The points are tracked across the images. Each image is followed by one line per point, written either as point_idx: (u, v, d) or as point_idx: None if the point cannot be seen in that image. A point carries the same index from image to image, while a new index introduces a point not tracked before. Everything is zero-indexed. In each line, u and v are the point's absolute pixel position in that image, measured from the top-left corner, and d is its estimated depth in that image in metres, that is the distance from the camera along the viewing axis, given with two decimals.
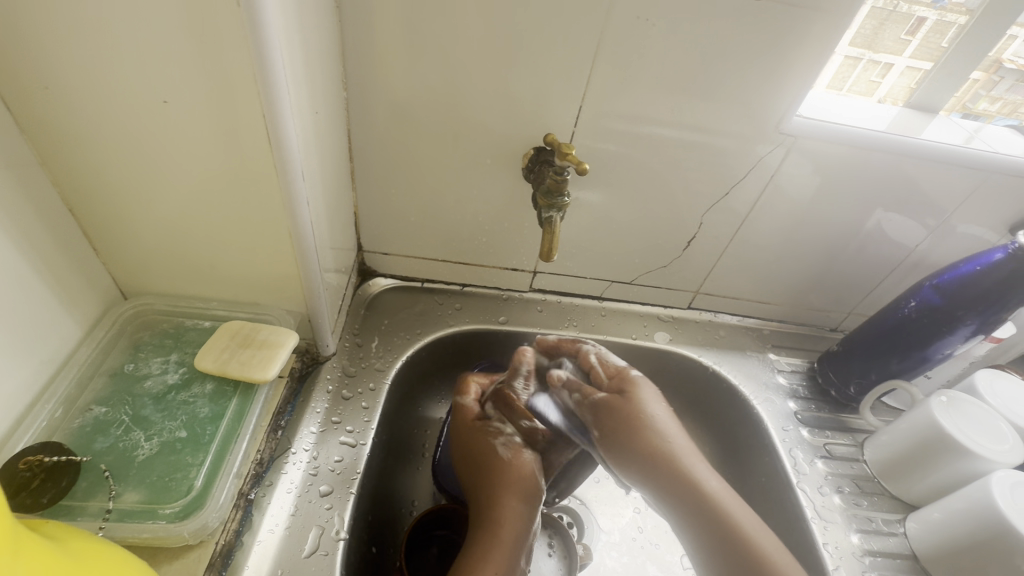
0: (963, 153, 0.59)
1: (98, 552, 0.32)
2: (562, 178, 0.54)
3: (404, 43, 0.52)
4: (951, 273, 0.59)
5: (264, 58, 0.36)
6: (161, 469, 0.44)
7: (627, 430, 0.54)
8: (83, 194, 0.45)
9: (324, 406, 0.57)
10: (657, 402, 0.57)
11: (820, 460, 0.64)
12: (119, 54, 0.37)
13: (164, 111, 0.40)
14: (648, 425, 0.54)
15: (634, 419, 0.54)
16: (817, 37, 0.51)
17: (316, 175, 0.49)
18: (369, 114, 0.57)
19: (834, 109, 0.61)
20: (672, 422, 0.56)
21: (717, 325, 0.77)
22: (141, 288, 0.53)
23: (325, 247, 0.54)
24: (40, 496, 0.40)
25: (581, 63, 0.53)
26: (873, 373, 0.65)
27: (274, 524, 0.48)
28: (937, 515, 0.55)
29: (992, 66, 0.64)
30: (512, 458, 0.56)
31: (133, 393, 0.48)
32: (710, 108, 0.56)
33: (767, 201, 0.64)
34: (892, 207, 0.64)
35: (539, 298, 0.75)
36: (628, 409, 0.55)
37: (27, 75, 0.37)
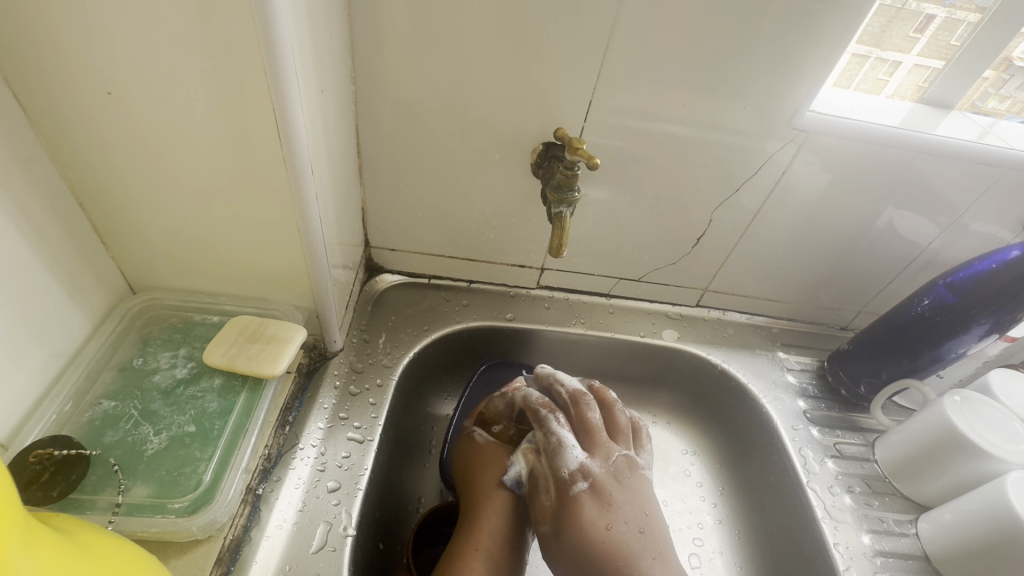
0: (978, 150, 0.58)
1: (102, 539, 0.33)
2: (572, 174, 0.53)
3: (413, 38, 0.51)
4: (965, 271, 0.57)
5: (272, 48, 0.35)
6: (170, 464, 0.44)
7: (579, 540, 0.50)
8: (93, 189, 0.45)
9: (332, 401, 0.57)
10: (619, 518, 0.51)
11: (830, 459, 0.63)
12: (129, 48, 0.36)
13: (174, 104, 0.39)
14: (598, 535, 0.50)
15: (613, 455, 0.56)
16: (831, 32, 0.50)
17: (325, 170, 0.49)
18: (377, 109, 0.57)
19: (847, 105, 0.61)
20: (629, 530, 0.51)
21: (725, 323, 0.77)
22: (150, 282, 0.53)
23: (333, 242, 0.54)
24: (50, 489, 0.40)
25: (592, 57, 0.52)
26: (885, 372, 0.65)
27: (282, 520, 0.48)
28: (950, 516, 0.55)
29: (1002, 64, 0.62)
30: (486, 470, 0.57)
31: (142, 387, 0.48)
32: (722, 103, 0.55)
33: (778, 197, 0.63)
34: (905, 204, 0.63)
35: (546, 295, 0.75)
36: (589, 538, 0.50)
37: (36, 68, 0.37)
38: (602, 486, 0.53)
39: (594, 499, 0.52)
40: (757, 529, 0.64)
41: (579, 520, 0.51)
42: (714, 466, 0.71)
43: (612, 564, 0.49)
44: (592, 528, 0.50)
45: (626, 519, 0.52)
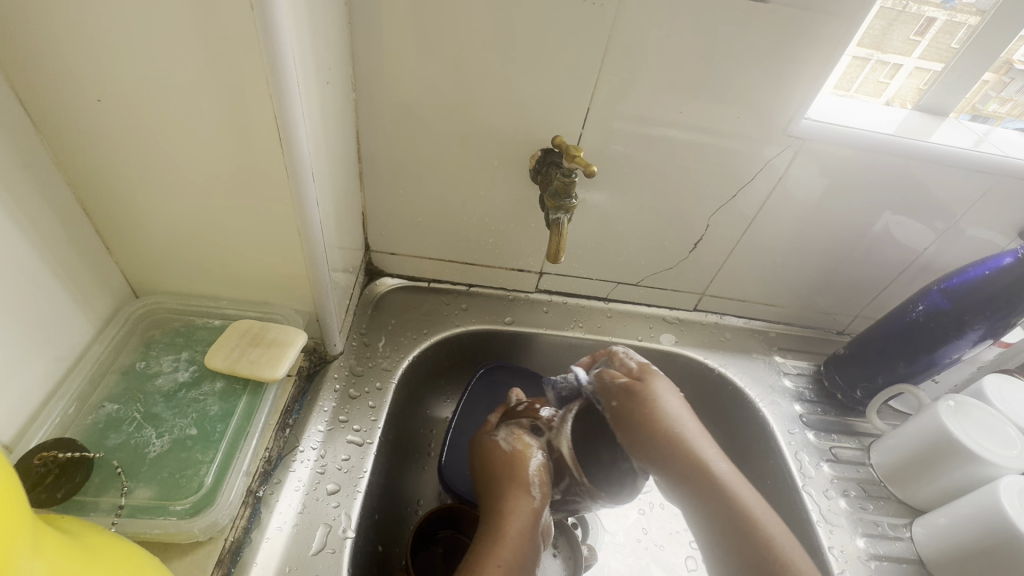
0: (972, 157, 0.59)
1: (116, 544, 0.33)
2: (570, 180, 0.54)
3: (413, 46, 0.52)
4: (960, 277, 0.58)
5: (275, 58, 0.36)
6: (172, 466, 0.45)
7: (638, 417, 0.54)
8: (97, 195, 0.45)
9: (332, 404, 0.58)
10: (670, 391, 0.56)
11: (826, 463, 0.64)
12: (134, 57, 0.37)
13: (178, 112, 0.40)
14: (655, 410, 0.54)
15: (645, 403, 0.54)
16: (825, 40, 0.51)
17: (326, 176, 0.50)
18: (378, 115, 0.57)
19: (843, 112, 0.61)
20: (694, 425, 0.54)
21: (722, 327, 0.77)
22: (153, 286, 0.54)
23: (333, 247, 0.54)
24: (55, 491, 0.40)
25: (589, 65, 0.53)
26: (880, 377, 0.65)
27: (282, 522, 0.48)
28: (944, 520, 0.55)
29: (1003, 67, 0.63)
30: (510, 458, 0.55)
31: (145, 390, 0.49)
32: (718, 110, 0.56)
33: (774, 203, 0.64)
34: (900, 210, 0.64)
35: (544, 299, 0.75)
36: (641, 416, 0.53)
37: (43, 77, 0.38)
38: (643, 376, 0.56)
39: (656, 388, 0.55)
40: None
41: (638, 401, 0.54)
42: None
43: (676, 443, 0.52)
44: (647, 405, 0.54)
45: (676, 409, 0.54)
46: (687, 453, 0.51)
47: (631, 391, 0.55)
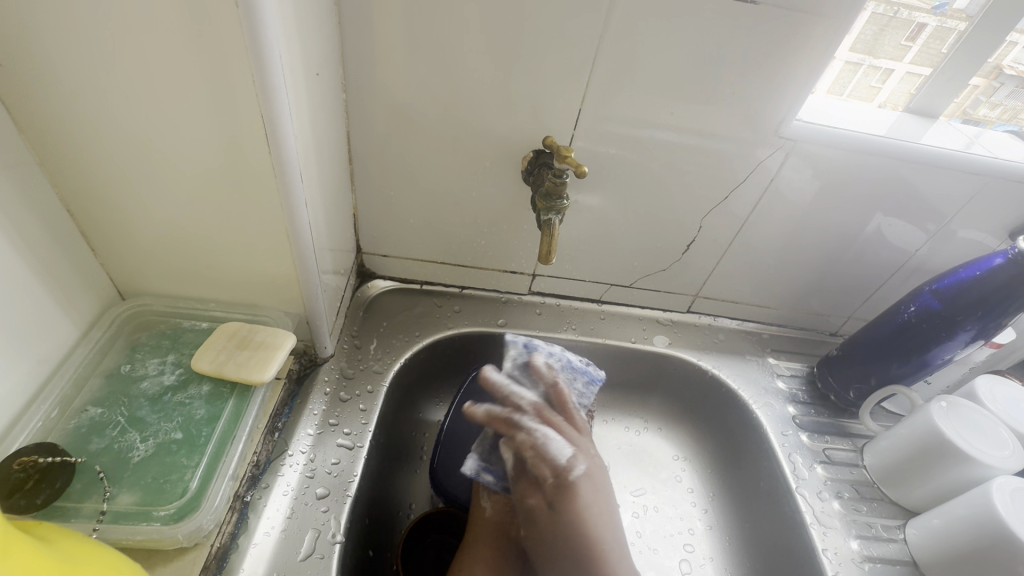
0: (963, 158, 0.59)
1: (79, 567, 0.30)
2: (561, 181, 0.54)
3: (404, 47, 0.52)
4: (951, 277, 0.59)
5: (262, 57, 0.36)
6: (156, 471, 0.44)
7: (560, 528, 0.52)
8: (82, 196, 0.45)
9: (322, 408, 0.57)
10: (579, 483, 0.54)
11: (820, 465, 0.63)
12: (118, 55, 0.37)
13: (164, 111, 0.40)
14: (585, 523, 0.52)
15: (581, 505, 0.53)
16: (816, 42, 0.51)
17: (315, 177, 0.49)
18: (369, 116, 0.57)
19: (835, 114, 0.61)
20: (614, 541, 0.52)
21: (716, 329, 0.77)
22: (139, 288, 0.53)
23: (323, 248, 0.54)
24: (34, 497, 0.39)
25: (581, 66, 0.53)
26: (873, 378, 0.65)
27: (270, 527, 0.47)
28: (938, 521, 0.55)
29: (993, 72, 0.64)
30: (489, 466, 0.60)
31: (130, 394, 0.48)
32: (711, 110, 0.56)
33: (766, 204, 0.64)
34: (892, 211, 0.64)
35: (537, 301, 0.75)
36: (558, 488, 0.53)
37: (26, 75, 0.38)
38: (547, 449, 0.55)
39: (577, 486, 0.53)
40: (747, 533, 0.65)
41: (570, 510, 0.52)
42: (705, 471, 0.71)
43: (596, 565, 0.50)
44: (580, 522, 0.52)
45: (605, 507, 0.54)
46: (599, 572, 0.50)
47: (568, 494, 0.53)
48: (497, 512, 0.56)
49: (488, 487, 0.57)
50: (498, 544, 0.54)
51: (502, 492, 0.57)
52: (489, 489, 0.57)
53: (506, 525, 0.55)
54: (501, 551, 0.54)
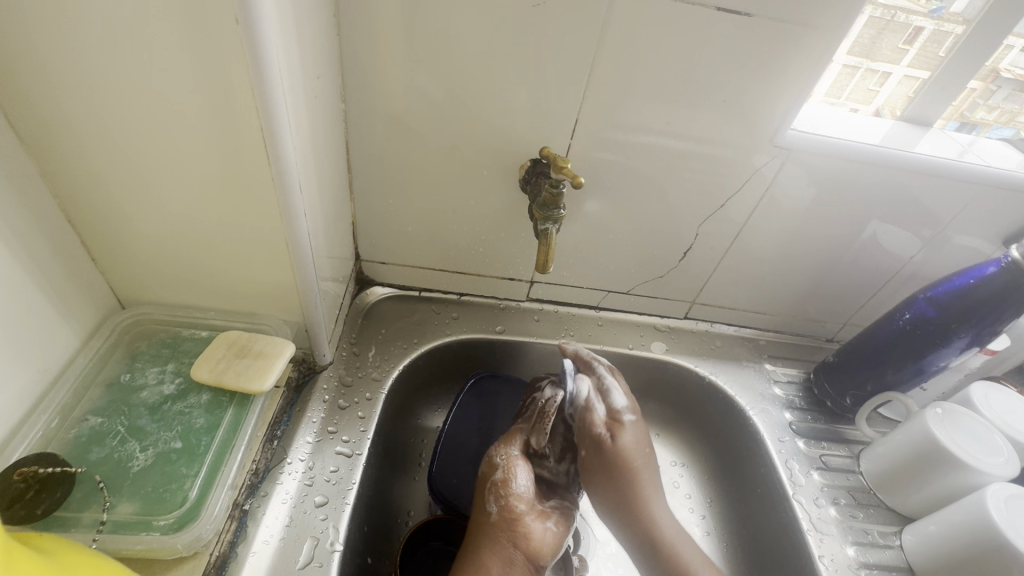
0: (957, 166, 0.59)
1: (39, 566, 0.29)
2: (558, 191, 0.54)
3: (402, 57, 0.53)
4: (945, 286, 0.59)
5: (262, 71, 0.37)
6: (156, 480, 0.44)
7: (603, 467, 0.58)
8: (82, 206, 0.45)
9: (321, 415, 0.57)
10: (637, 452, 0.59)
11: (816, 471, 0.64)
12: (120, 70, 0.37)
13: (164, 124, 0.40)
14: (624, 465, 0.58)
15: (620, 462, 0.58)
16: (810, 53, 0.52)
17: (314, 187, 0.50)
18: (368, 125, 0.57)
19: (830, 123, 0.62)
20: (647, 475, 0.59)
21: (713, 335, 0.77)
22: (139, 297, 0.53)
23: (322, 256, 0.54)
24: (34, 508, 0.40)
25: (578, 76, 0.54)
26: (869, 384, 0.66)
27: (269, 535, 0.48)
28: (933, 528, 0.55)
29: (990, 75, 0.64)
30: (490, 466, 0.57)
31: (129, 403, 0.48)
32: (707, 119, 0.57)
33: (763, 211, 0.64)
34: (888, 218, 0.65)
35: (536, 308, 0.75)
36: (610, 456, 0.58)
37: (28, 88, 0.38)
38: (616, 430, 0.59)
39: (622, 445, 0.58)
40: (744, 539, 0.65)
41: (611, 467, 0.58)
42: (703, 478, 0.71)
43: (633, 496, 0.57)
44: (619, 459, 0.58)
45: (648, 468, 0.59)
46: (637, 500, 0.57)
47: (609, 449, 0.58)
48: (507, 511, 0.53)
49: (499, 479, 0.55)
50: (505, 538, 0.51)
51: (520, 487, 0.54)
52: (499, 486, 0.54)
53: (515, 517, 0.52)
54: (512, 544, 0.51)
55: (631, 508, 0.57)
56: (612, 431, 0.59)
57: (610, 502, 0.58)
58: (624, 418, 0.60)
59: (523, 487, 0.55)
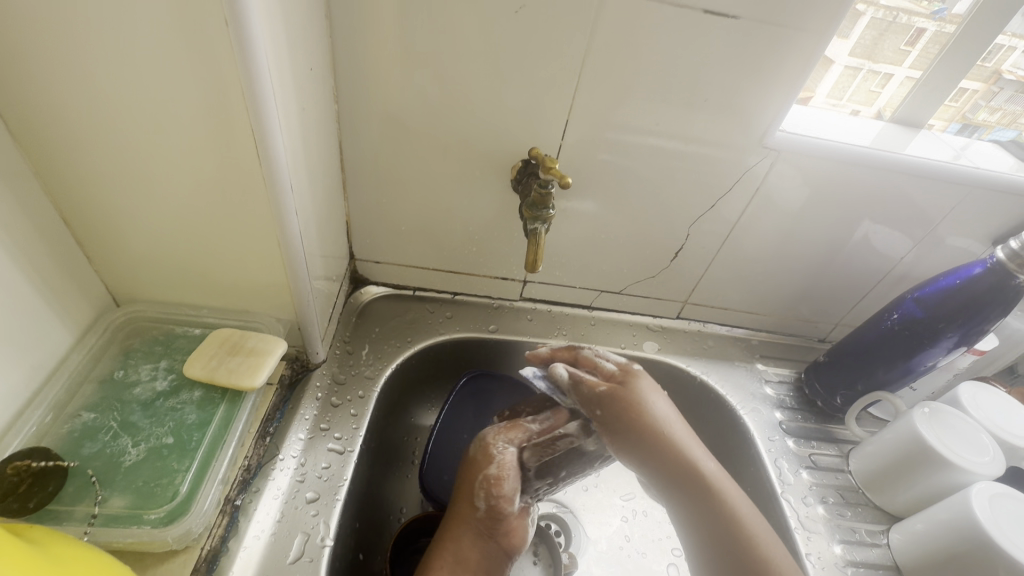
0: (945, 167, 0.60)
1: (34, 564, 0.29)
2: (546, 192, 0.55)
3: (394, 59, 0.53)
4: (932, 286, 0.59)
5: (252, 72, 0.37)
6: (147, 475, 0.45)
7: (628, 421, 0.54)
8: (76, 205, 0.46)
9: (313, 413, 0.58)
10: (656, 397, 0.56)
11: (806, 470, 0.64)
12: (113, 70, 0.38)
13: (156, 124, 0.41)
14: (646, 415, 0.54)
15: (635, 407, 0.55)
16: (798, 54, 0.52)
17: (306, 186, 0.50)
18: (361, 126, 0.58)
19: (820, 124, 0.62)
20: (682, 429, 0.56)
21: (705, 334, 0.78)
22: (133, 295, 0.54)
23: (314, 255, 0.55)
24: (27, 501, 0.40)
25: (568, 77, 0.54)
26: (859, 384, 0.66)
27: (260, 531, 0.48)
28: (921, 526, 0.56)
29: (992, 77, 0.65)
30: (480, 456, 0.55)
31: (122, 399, 0.49)
32: (696, 120, 0.57)
33: (753, 211, 0.65)
34: (878, 219, 0.65)
35: (529, 307, 0.76)
36: (623, 408, 0.55)
37: (22, 88, 0.39)
38: (625, 381, 0.57)
39: (633, 391, 0.56)
40: None
41: (626, 417, 0.54)
42: None
43: (661, 440, 0.53)
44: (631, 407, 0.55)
45: (671, 411, 0.56)
46: (663, 447, 0.53)
47: (621, 394, 0.56)
48: (494, 511, 0.51)
49: (492, 475, 0.53)
50: (487, 535, 0.51)
51: (514, 491, 0.52)
52: (494, 485, 0.52)
53: (501, 516, 0.52)
54: (494, 540, 0.51)
55: (658, 449, 0.53)
56: (622, 379, 0.57)
57: (640, 456, 0.54)
58: (633, 367, 0.59)
59: (514, 490, 0.53)
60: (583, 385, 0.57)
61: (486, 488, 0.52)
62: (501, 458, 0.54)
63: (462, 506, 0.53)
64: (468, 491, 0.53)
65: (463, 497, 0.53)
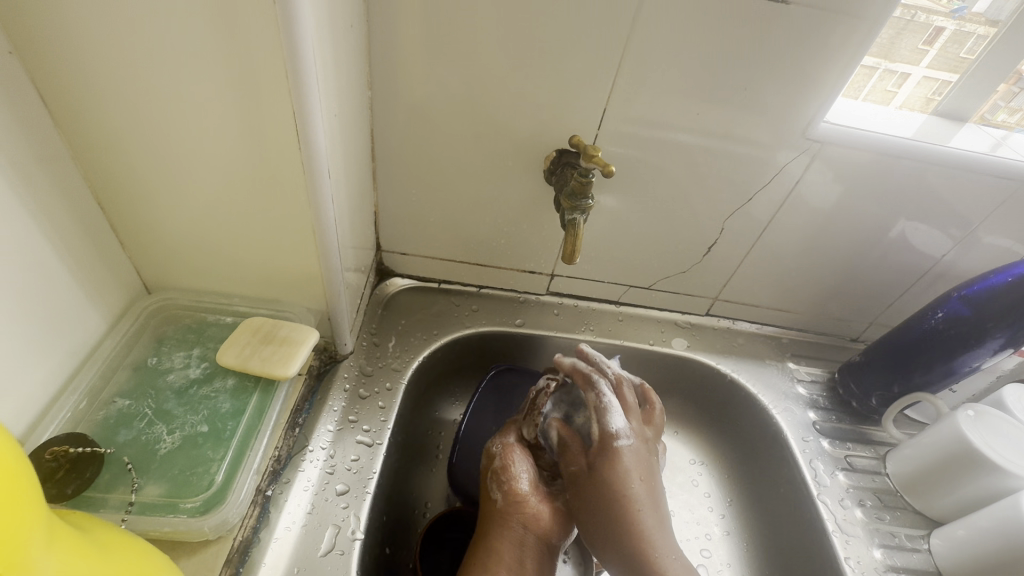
0: (993, 163, 0.58)
1: (81, 548, 0.29)
2: (587, 181, 0.54)
3: (429, 45, 0.52)
4: (980, 284, 0.57)
5: (295, 54, 0.36)
6: (183, 463, 0.44)
7: (596, 506, 0.51)
8: (112, 190, 0.45)
9: (342, 404, 0.57)
10: (636, 478, 0.51)
11: (841, 472, 0.63)
12: (153, 51, 0.37)
13: (195, 109, 0.40)
14: (618, 503, 0.50)
15: (605, 494, 0.51)
16: (846, 44, 0.50)
17: (341, 174, 0.49)
18: (392, 114, 0.57)
19: (862, 117, 0.60)
20: (649, 512, 0.50)
21: (735, 332, 0.76)
22: (165, 282, 0.53)
23: (346, 245, 0.54)
24: (64, 487, 0.40)
25: (607, 66, 0.53)
26: (897, 385, 0.64)
27: (291, 522, 0.48)
28: (963, 532, 0.54)
29: (1013, 76, 0.62)
30: (495, 450, 0.56)
31: (156, 386, 0.49)
32: (736, 112, 0.55)
33: (791, 207, 0.63)
34: (918, 216, 0.63)
35: (555, 302, 0.75)
36: (591, 488, 0.52)
37: (63, 71, 0.38)
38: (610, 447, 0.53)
39: (614, 470, 0.52)
40: (766, 538, 0.64)
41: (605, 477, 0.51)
42: (723, 477, 0.70)
43: (621, 529, 0.49)
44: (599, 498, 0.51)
45: (646, 489, 0.51)
46: (620, 527, 0.49)
47: (586, 480, 0.52)
48: (511, 496, 0.52)
49: (499, 466, 0.54)
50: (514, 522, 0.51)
51: (520, 473, 0.53)
52: (499, 473, 0.54)
53: (520, 500, 0.52)
54: (519, 527, 0.51)
55: (618, 546, 0.49)
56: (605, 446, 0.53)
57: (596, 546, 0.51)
58: (621, 440, 0.53)
59: (524, 471, 0.54)
60: (567, 447, 0.55)
61: (499, 474, 0.54)
62: (512, 445, 0.56)
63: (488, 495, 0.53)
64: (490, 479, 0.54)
65: (486, 489, 0.54)
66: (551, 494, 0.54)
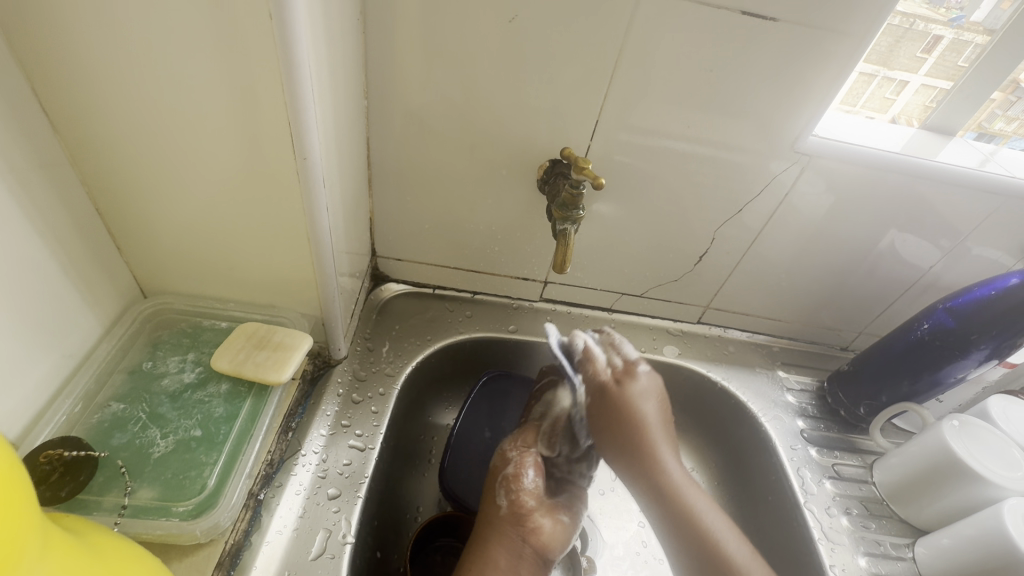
0: (978, 177, 0.59)
1: (73, 549, 0.29)
2: (578, 192, 0.54)
3: (426, 56, 0.53)
4: (965, 296, 0.58)
5: (292, 67, 0.37)
6: (176, 467, 0.45)
7: (613, 424, 0.54)
8: (110, 197, 0.46)
9: (335, 408, 0.58)
10: (652, 396, 0.55)
11: (828, 480, 0.63)
12: (152, 62, 0.38)
13: (192, 119, 0.41)
14: (637, 423, 0.53)
15: (626, 412, 0.53)
16: (833, 59, 0.51)
17: (336, 182, 0.50)
18: (388, 122, 0.58)
19: (851, 130, 0.61)
20: (658, 415, 0.54)
21: (726, 340, 0.77)
22: (161, 287, 0.54)
23: (340, 251, 0.55)
24: (59, 490, 0.41)
25: (599, 78, 0.54)
26: (884, 395, 0.65)
27: (282, 526, 0.48)
28: (947, 541, 0.55)
29: (1010, 86, 0.63)
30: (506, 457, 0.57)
31: (151, 390, 0.49)
32: (726, 124, 0.56)
33: (780, 218, 0.64)
34: (906, 227, 0.64)
35: (548, 308, 0.76)
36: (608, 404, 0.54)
37: (62, 80, 0.39)
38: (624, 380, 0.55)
39: (629, 391, 0.54)
40: (753, 544, 0.65)
41: (628, 390, 0.54)
42: (713, 483, 0.71)
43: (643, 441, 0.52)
44: (633, 403, 0.54)
45: (648, 403, 0.54)
46: (648, 447, 0.52)
47: (615, 396, 0.54)
48: (515, 505, 0.53)
49: (510, 473, 0.55)
50: (511, 532, 0.51)
51: (530, 482, 0.54)
52: (511, 480, 0.54)
53: (523, 512, 0.52)
54: (521, 537, 0.51)
55: (650, 473, 0.51)
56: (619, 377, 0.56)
57: (632, 474, 0.52)
58: (638, 366, 0.57)
59: (531, 482, 0.54)
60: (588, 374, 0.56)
61: (508, 482, 0.54)
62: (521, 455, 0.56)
63: (495, 500, 0.54)
64: (499, 485, 0.55)
65: (490, 497, 0.54)
66: (554, 503, 0.55)
